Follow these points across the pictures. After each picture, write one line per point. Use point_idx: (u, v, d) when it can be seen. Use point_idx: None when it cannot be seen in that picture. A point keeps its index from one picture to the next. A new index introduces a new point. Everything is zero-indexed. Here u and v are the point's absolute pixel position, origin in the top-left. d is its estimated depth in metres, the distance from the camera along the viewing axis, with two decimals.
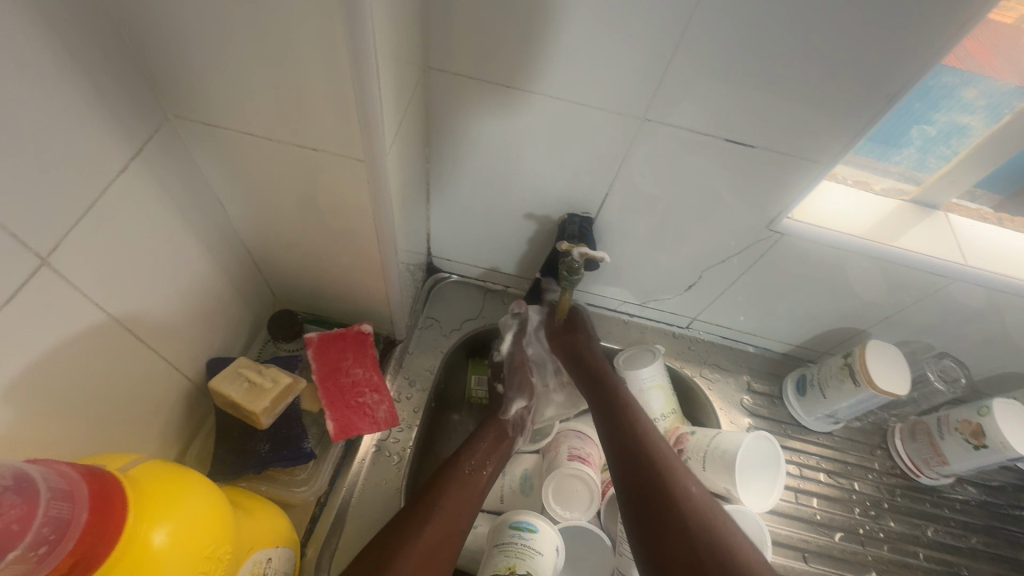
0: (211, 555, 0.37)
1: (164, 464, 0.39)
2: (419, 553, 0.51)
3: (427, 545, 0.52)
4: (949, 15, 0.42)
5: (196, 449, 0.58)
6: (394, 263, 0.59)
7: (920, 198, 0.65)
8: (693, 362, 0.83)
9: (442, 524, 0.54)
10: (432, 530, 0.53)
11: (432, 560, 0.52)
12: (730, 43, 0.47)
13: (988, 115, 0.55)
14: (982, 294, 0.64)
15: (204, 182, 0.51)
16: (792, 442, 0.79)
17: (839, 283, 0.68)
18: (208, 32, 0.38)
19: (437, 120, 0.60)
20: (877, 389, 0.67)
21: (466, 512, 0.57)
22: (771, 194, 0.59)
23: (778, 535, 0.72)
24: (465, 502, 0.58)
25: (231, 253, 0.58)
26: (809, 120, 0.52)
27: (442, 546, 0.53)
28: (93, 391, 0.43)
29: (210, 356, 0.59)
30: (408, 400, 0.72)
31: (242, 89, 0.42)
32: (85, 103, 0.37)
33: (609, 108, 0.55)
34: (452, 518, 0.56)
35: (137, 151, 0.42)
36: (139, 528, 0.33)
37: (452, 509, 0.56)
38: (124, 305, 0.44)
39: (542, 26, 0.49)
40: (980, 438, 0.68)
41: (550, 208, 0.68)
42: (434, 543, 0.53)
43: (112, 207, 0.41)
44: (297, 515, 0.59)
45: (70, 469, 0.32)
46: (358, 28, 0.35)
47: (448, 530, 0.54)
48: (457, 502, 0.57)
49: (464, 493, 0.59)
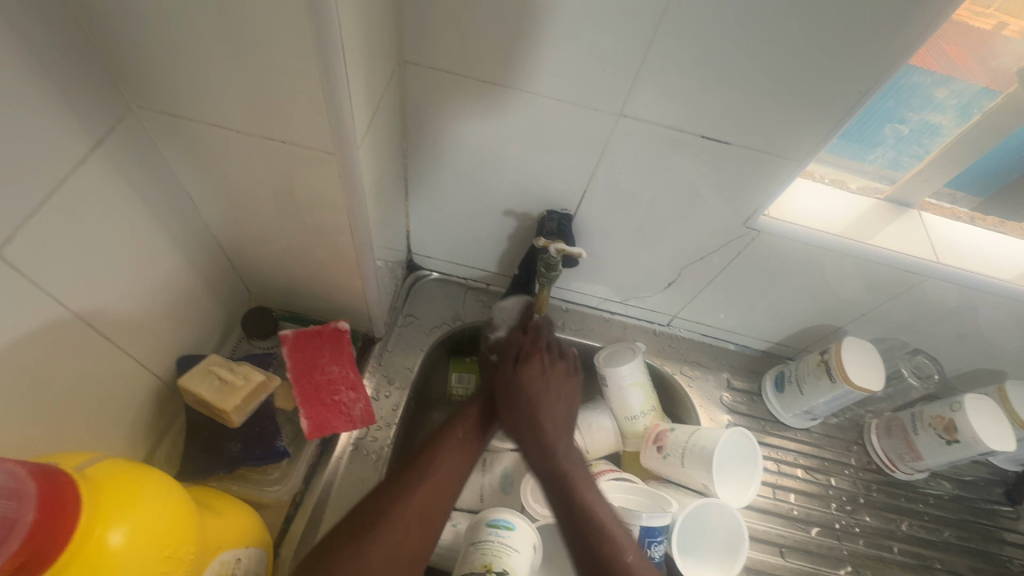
0: (170, 555, 0.36)
1: (125, 462, 0.38)
2: (408, 520, 0.51)
3: (413, 511, 0.51)
4: (917, 13, 0.43)
5: (166, 448, 0.57)
6: (369, 260, 0.58)
7: (894, 196, 0.66)
8: (673, 360, 0.84)
9: (433, 488, 0.54)
10: (413, 507, 0.52)
11: (423, 522, 0.52)
12: (703, 41, 0.47)
13: (959, 115, 0.55)
14: (954, 291, 0.65)
15: (173, 176, 0.50)
16: (771, 438, 0.80)
17: (817, 279, 0.69)
18: (171, 21, 0.37)
19: (414, 115, 0.59)
20: (851, 385, 0.68)
21: (447, 489, 0.55)
22: (748, 191, 0.60)
23: (755, 531, 0.73)
24: (455, 468, 0.57)
25: (202, 249, 0.57)
26: (783, 119, 0.52)
27: (430, 510, 0.53)
28: (55, 388, 0.42)
29: (181, 354, 0.58)
30: (387, 398, 0.71)
31: (205, 80, 0.41)
32: (42, 93, 0.36)
33: (585, 105, 0.55)
34: (435, 495, 0.54)
35: (99, 142, 0.41)
36: (94, 529, 0.32)
37: (442, 482, 0.55)
38: (87, 300, 0.43)
39: (517, 21, 0.49)
40: (952, 433, 0.69)
41: (529, 205, 0.68)
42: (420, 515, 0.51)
43: (70, 201, 0.40)
44: (271, 516, 0.59)
45: (19, 466, 0.31)
46: (323, 17, 0.35)
47: (434, 497, 0.54)
48: (441, 480, 0.55)
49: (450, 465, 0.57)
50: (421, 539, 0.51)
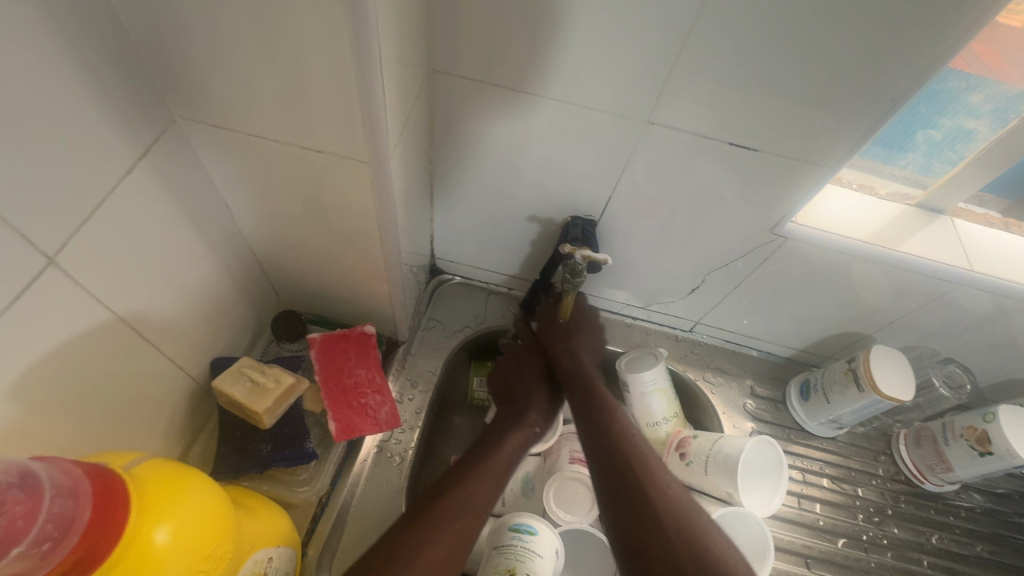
0: (211, 555, 0.37)
1: (168, 463, 0.39)
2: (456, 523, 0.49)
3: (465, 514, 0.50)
4: (955, 20, 0.42)
5: (200, 447, 0.59)
6: (397, 265, 0.59)
7: (925, 203, 0.65)
8: (696, 366, 0.83)
9: (488, 490, 0.54)
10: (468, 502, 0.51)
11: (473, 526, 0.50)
12: (733, 49, 0.47)
13: (995, 120, 0.54)
14: (987, 300, 0.64)
15: (210, 182, 0.52)
16: (796, 446, 0.79)
17: (844, 287, 0.68)
18: (215, 34, 0.39)
19: (441, 122, 0.60)
20: (881, 394, 0.67)
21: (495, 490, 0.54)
22: (776, 197, 0.59)
23: (780, 540, 0.72)
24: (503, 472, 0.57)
25: (235, 253, 0.59)
26: (813, 126, 0.52)
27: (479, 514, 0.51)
28: (98, 389, 0.43)
29: (214, 356, 0.59)
30: (411, 400, 0.72)
31: (244, 89, 0.42)
32: (93, 105, 0.37)
33: (612, 112, 0.55)
34: (487, 494, 0.53)
35: (143, 151, 0.43)
36: (141, 529, 0.33)
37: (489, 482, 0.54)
38: (130, 305, 0.45)
39: (546, 29, 0.50)
40: (986, 445, 0.67)
41: (553, 210, 0.68)
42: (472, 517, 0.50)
43: (118, 208, 0.41)
44: (299, 515, 0.60)
45: (75, 467, 0.33)
46: (363, 31, 0.36)
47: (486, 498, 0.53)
48: (488, 489, 0.54)
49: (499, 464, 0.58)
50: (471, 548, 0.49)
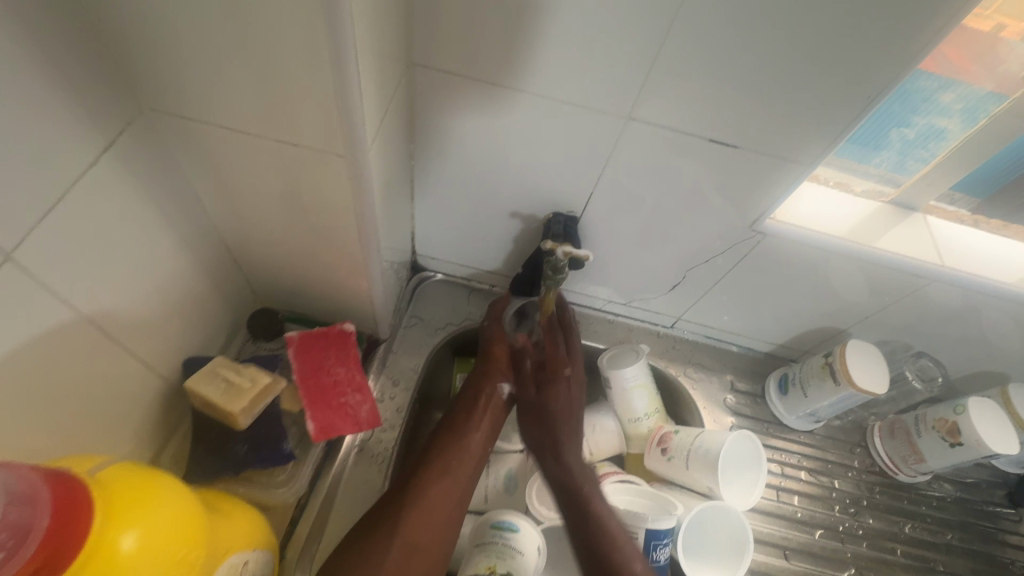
0: (182, 560, 0.36)
1: (136, 466, 0.38)
2: (414, 521, 0.55)
3: (423, 512, 0.56)
4: (928, 20, 0.43)
5: (173, 449, 0.57)
6: (377, 262, 0.58)
7: (899, 200, 0.66)
8: (678, 361, 0.84)
9: (444, 485, 0.59)
10: (427, 500, 0.57)
11: (433, 520, 0.56)
12: (712, 46, 0.47)
13: (966, 119, 0.55)
14: (959, 295, 0.65)
15: (180, 177, 0.50)
16: (774, 440, 0.80)
17: (822, 282, 0.69)
18: (182, 23, 0.37)
19: (421, 115, 0.59)
20: (856, 387, 0.68)
21: (452, 505, 0.59)
22: (755, 194, 0.60)
23: (760, 533, 0.73)
24: (460, 464, 0.62)
25: (209, 250, 0.57)
26: (791, 123, 0.52)
27: (437, 518, 0.57)
28: (62, 391, 0.42)
29: (187, 355, 0.57)
30: (392, 399, 0.71)
31: (215, 81, 0.41)
32: (53, 96, 0.36)
33: (593, 107, 0.55)
34: (444, 492, 0.59)
35: (108, 143, 0.41)
36: (105, 535, 0.32)
37: (444, 484, 0.59)
38: (96, 303, 0.43)
39: (527, 24, 0.49)
40: (956, 436, 0.69)
41: (535, 207, 0.68)
42: (427, 514, 0.56)
43: (82, 202, 0.40)
44: (276, 518, 0.59)
45: (33, 473, 0.31)
46: (337, 22, 0.35)
47: (444, 494, 0.59)
48: (444, 489, 0.59)
49: (455, 463, 0.62)
50: (437, 540, 0.56)
